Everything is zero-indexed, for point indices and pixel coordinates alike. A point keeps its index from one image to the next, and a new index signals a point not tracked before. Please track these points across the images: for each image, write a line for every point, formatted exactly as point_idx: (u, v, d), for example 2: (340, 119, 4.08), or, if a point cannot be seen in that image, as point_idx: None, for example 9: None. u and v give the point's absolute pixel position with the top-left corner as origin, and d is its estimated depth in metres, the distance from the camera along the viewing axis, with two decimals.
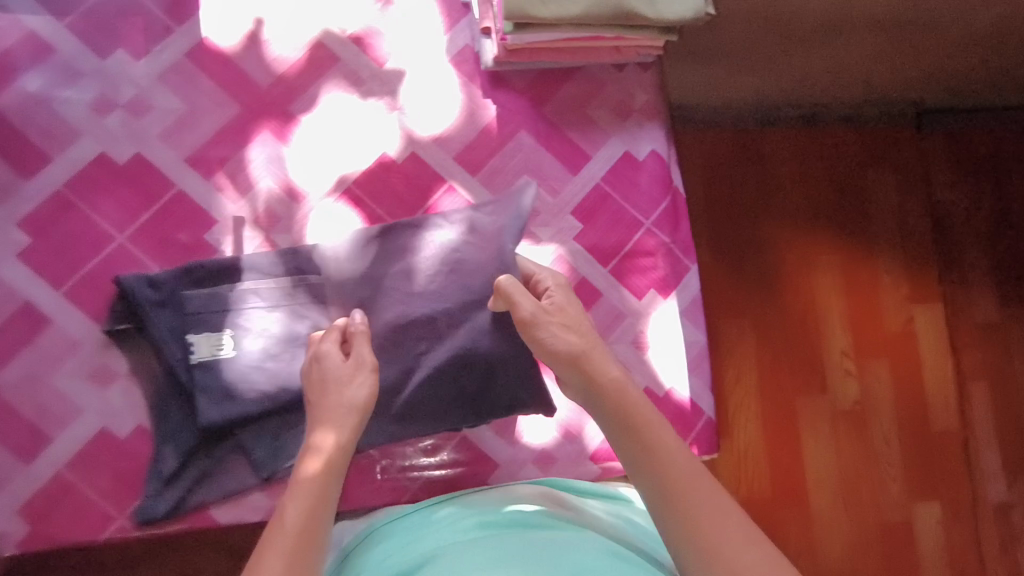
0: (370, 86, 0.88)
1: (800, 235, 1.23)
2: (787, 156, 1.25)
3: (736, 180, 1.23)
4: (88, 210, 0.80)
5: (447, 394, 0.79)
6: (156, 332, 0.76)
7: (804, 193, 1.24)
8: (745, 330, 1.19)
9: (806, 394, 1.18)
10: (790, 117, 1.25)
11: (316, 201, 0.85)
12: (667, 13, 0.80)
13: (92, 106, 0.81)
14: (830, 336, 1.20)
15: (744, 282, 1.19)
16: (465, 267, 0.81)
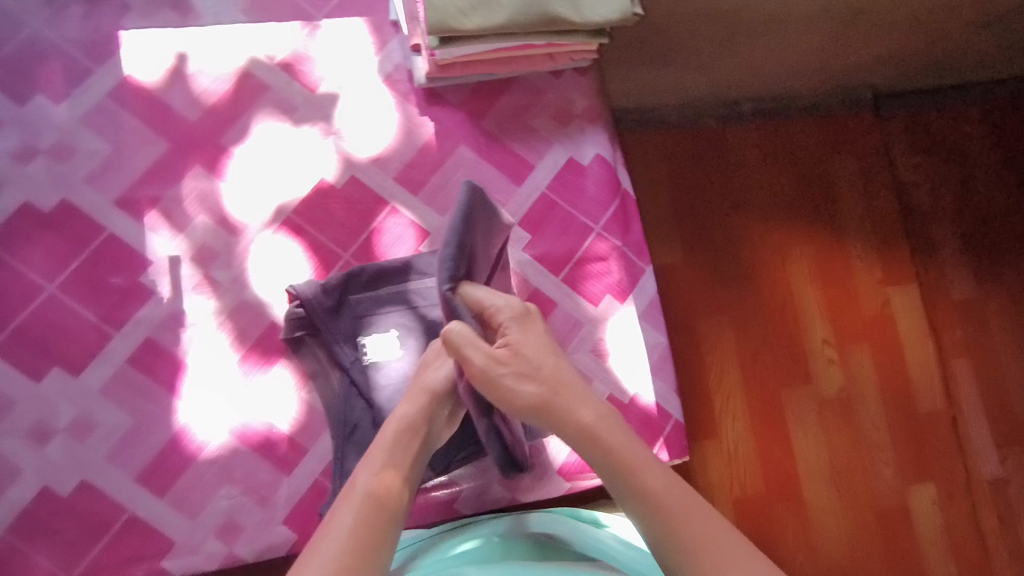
0: (302, 112, 0.86)
1: (769, 225, 1.22)
2: (751, 148, 1.24)
3: (700, 176, 1.22)
4: (15, 262, 0.77)
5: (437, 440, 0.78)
6: (333, 338, 0.78)
7: (770, 183, 1.24)
8: (722, 326, 1.17)
9: (789, 386, 1.16)
10: (749, 111, 1.24)
11: (255, 233, 0.82)
12: (591, 15, 0.80)
13: (14, 155, 0.79)
14: (809, 325, 1.19)
15: (717, 278, 1.18)
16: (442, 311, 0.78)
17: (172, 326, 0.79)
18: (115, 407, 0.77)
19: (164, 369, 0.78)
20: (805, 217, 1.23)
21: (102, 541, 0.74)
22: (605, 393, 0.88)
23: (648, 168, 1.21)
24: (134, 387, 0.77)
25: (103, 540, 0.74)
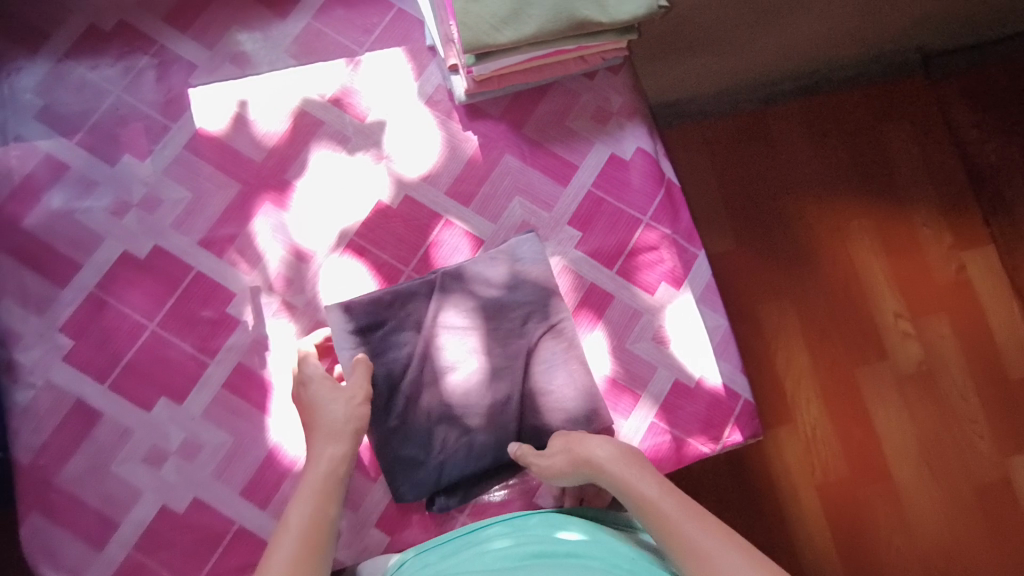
0: (356, 141, 0.92)
1: (827, 205, 1.23)
2: (795, 130, 1.25)
3: (747, 165, 1.23)
4: (119, 306, 0.86)
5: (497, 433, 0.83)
6: (394, 341, 0.83)
7: (823, 164, 1.24)
8: (788, 311, 1.18)
9: (865, 363, 1.17)
10: (788, 91, 1.25)
11: (323, 258, 0.89)
12: (619, 14, 0.82)
13: (110, 210, 0.88)
14: (880, 301, 1.19)
15: (777, 264, 1.20)
16: (503, 313, 0.85)
17: (259, 350, 0.86)
18: (217, 428, 0.84)
19: (256, 391, 0.85)
20: (861, 192, 1.23)
21: (218, 550, 0.81)
22: (670, 378, 0.89)
23: (692, 163, 1.23)
24: (232, 409, 0.85)
25: (218, 550, 0.81)
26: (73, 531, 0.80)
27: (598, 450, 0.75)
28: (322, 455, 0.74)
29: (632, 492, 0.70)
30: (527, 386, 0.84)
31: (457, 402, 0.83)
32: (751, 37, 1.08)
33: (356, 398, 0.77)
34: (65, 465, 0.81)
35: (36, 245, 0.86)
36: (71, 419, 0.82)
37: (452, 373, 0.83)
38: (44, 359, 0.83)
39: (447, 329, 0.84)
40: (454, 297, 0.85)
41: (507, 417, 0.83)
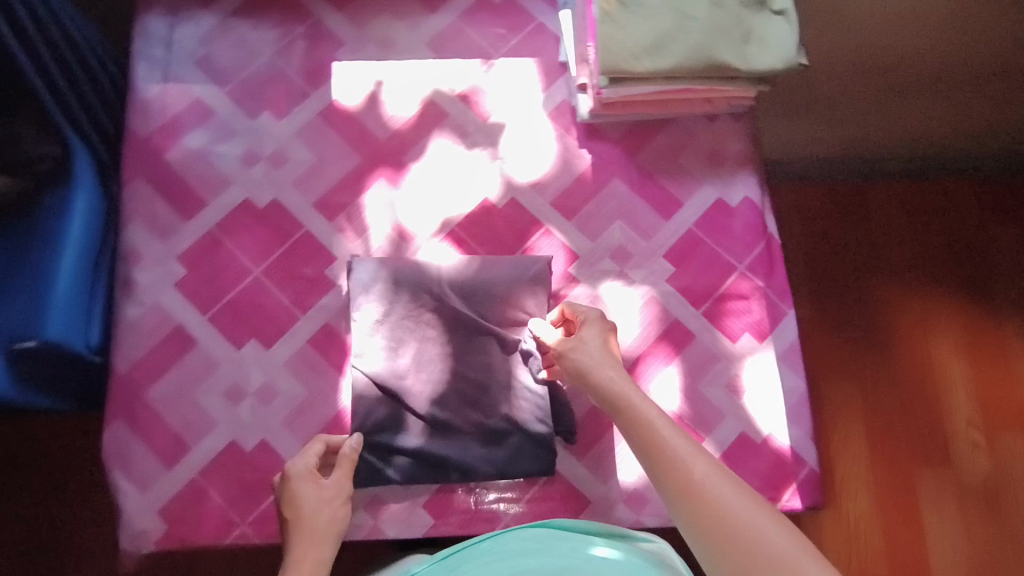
0: (475, 138, 0.96)
1: (915, 297, 1.30)
2: (895, 211, 1.34)
3: (841, 237, 1.33)
4: (232, 248, 0.92)
5: (535, 402, 0.85)
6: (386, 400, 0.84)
7: (917, 254, 1.32)
8: (858, 395, 1.25)
9: (929, 464, 1.21)
10: (895, 170, 1.34)
11: (424, 241, 0.92)
12: (757, 64, 0.83)
13: (241, 159, 0.95)
14: (953, 407, 1.24)
15: (857, 346, 1.27)
16: (470, 323, 0.86)
17: (348, 316, 0.90)
18: (296, 380, 0.88)
19: (336, 353, 0.89)
20: (954, 293, 1.30)
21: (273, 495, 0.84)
22: (737, 430, 0.88)
23: (789, 222, 1.33)
24: (312, 366, 0.89)
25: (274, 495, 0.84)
26: (150, 446, 0.85)
27: (603, 367, 0.78)
28: (306, 558, 0.74)
29: (631, 414, 0.75)
30: (524, 362, 0.86)
31: (476, 409, 0.85)
32: (871, 108, 1.19)
33: (339, 497, 0.78)
34: (156, 383, 0.87)
35: (172, 178, 0.93)
36: (169, 342, 0.88)
37: (466, 387, 0.85)
38: (157, 283, 0.90)
39: (436, 355, 0.86)
40: (416, 320, 0.86)
41: (533, 386, 0.86)
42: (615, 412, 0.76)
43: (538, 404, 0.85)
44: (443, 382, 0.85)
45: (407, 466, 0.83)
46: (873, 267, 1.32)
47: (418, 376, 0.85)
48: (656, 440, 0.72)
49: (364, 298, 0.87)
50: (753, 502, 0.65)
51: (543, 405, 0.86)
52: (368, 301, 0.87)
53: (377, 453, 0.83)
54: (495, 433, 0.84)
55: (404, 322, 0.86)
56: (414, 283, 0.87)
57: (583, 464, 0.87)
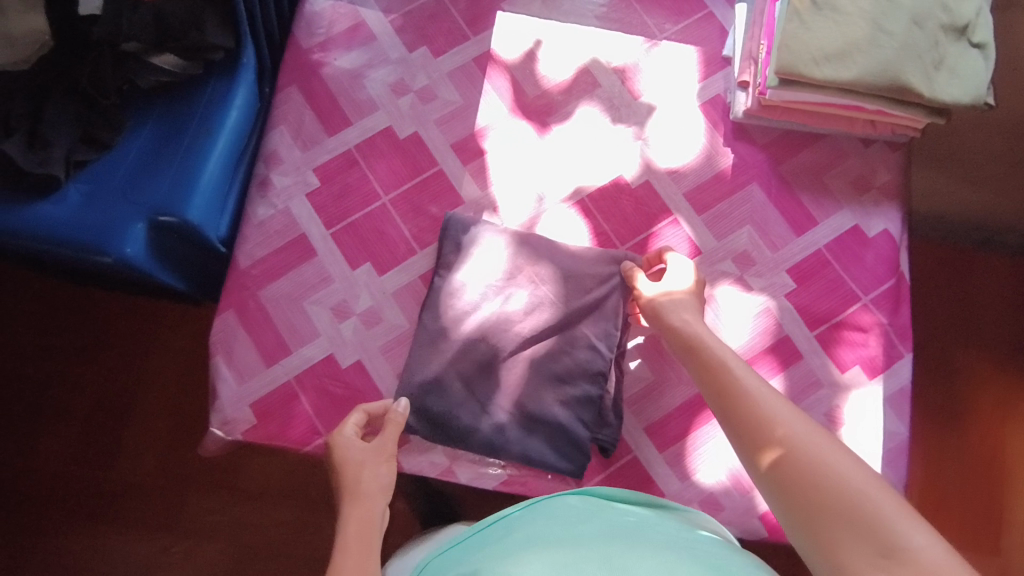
0: (621, 114, 0.95)
1: (1001, 376, 1.25)
2: (1003, 287, 1.28)
3: (935, 297, 1.27)
4: (366, 170, 0.93)
5: (585, 400, 0.84)
6: (445, 353, 0.84)
7: (1012, 330, 1.27)
8: (917, 462, 1.21)
9: (975, 552, 1.17)
10: (1011, 244, 1.28)
11: (552, 204, 0.92)
12: (942, 94, 0.80)
13: (391, 87, 0.96)
14: (1015, 500, 1.20)
15: (930, 412, 1.23)
16: (549, 308, 0.86)
17: None
18: (401, 311, 0.89)
19: None
20: None
21: None
22: None
23: None
24: (419, 300, 0.90)
25: None
26: (254, 341, 0.88)
27: (682, 313, 0.76)
28: (358, 512, 0.66)
29: (695, 344, 0.71)
30: (592, 357, 0.84)
31: (527, 390, 0.84)
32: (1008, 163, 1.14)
33: (383, 459, 0.74)
34: (272, 283, 0.89)
35: (324, 92, 0.95)
36: (291, 247, 0.90)
37: (523, 365, 0.85)
38: (291, 189, 0.92)
39: (504, 326, 0.85)
40: (499, 289, 0.87)
41: (589, 385, 0.84)
42: (682, 345, 0.72)
43: (588, 406, 0.84)
44: (503, 354, 0.85)
45: (449, 433, 0.83)
46: (964, 334, 1.27)
47: (482, 340, 0.85)
48: (723, 371, 0.65)
49: (460, 261, 0.87)
50: (825, 435, 0.56)
51: (592, 407, 0.84)
52: (466, 263, 0.87)
53: (427, 415, 0.83)
54: (538, 420, 0.84)
55: (487, 289, 0.87)
56: (506, 254, 0.88)
57: (664, 456, 0.85)
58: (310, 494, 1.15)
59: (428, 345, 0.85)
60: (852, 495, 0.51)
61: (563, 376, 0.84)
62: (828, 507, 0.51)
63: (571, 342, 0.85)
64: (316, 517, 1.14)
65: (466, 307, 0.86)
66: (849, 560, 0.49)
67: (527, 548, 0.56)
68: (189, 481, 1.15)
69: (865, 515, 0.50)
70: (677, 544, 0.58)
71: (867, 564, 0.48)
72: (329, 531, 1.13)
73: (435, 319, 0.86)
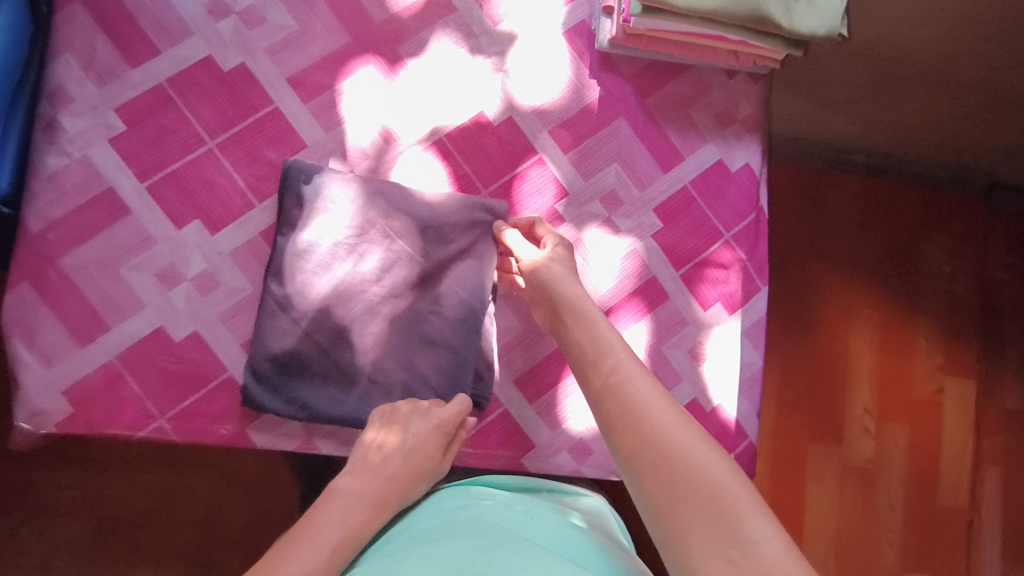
0: (480, 43, 0.87)
1: (847, 285, 1.35)
2: (852, 206, 1.36)
3: (790, 214, 1.34)
4: (184, 110, 0.79)
5: (459, 362, 0.79)
6: (299, 321, 0.76)
7: (859, 245, 1.36)
8: (772, 369, 1.31)
9: (822, 444, 1.30)
10: (858, 164, 1.36)
11: (407, 146, 0.83)
12: (801, 25, 0.79)
13: (207, 7, 0.81)
14: (854, 396, 1.32)
15: (787, 325, 1.32)
16: (409, 263, 0.79)
17: None
18: (241, 273, 0.79)
19: None
20: (883, 287, 1.36)
21: (201, 392, 0.77)
22: (689, 395, 0.87)
23: (782, 196, 1.34)
24: (262, 260, 0.80)
25: (201, 392, 0.77)
26: (61, 318, 0.74)
27: (572, 287, 0.75)
28: (376, 492, 0.65)
29: (584, 328, 0.72)
30: (459, 313, 0.80)
31: (395, 357, 0.78)
32: (858, 87, 1.19)
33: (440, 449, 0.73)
34: (75, 248, 0.75)
35: (120, 12, 0.79)
36: (96, 205, 0.76)
37: (388, 331, 0.78)
38: (88, 133, 0.76)
39: (365, 287, 0.78)
40: (353, 246, 0.78)
41: (461, 346, 0.80)
42: (571, 325, 0.73)
43: (463, 364, 0.80)
44: (364, 318, 0.78)
45: (318, 413, 0.76)
46: (817, 249, 1.35)
47: (340, 304, 0.77)
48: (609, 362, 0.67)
49: (306, 216, 0.78)
50: (689, 428, 0.59)
51: (465, 367, 0.80)
52: (312, 219, 0.78)
53: (288, 397, 0.76)
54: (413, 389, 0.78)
55: (340, 246, 0.78)
56: (357, 204, 0.79)
57: (535, 407, 0.84)
58: (179, 455, 1.05)
59: (277, 312, 0.76)
60: (704, 487, 0.54)
61: (433, 339, 0.79)
62: (681, 497, 0.54)
63: (436, 299, 0.80)
64: (185, 481, 1.05)
65: (316, 272, 0.77)
66: (697, 552, 0.51)
67: (392, 555, 0.60)
68: (24, 462, 1.02)
69: (713, 505, 0.52)
70: (544, 536, 0.61)
71: (713, 552, 0.51)
72: (203, 494, 1.05)
73: (283, 282, 0.77)
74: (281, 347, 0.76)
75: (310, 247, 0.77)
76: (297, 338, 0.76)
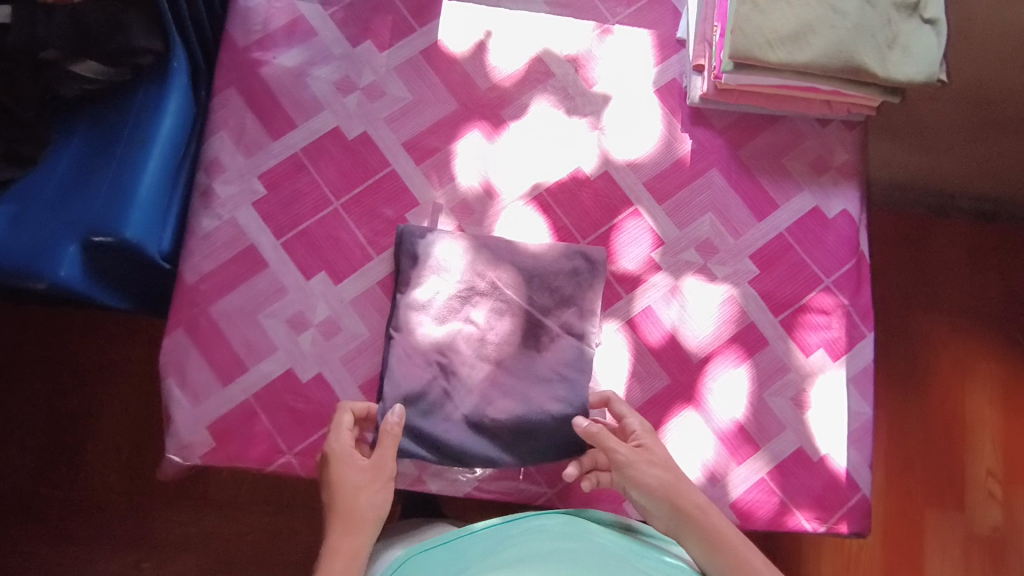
0: (577, 104, 0.93)
1: (961, 336, 1.28)
2: (962, 251, 1.30)
3: (893, 261, 1.29)
4: (315, 175, 0.89)
5: (567, 401, 0.81)
6: (420, 364, 0.82)
7: (973, 293, 1.29)
8: (880, 423, 1.24)
9: (941, 507, 1.21)
10: (966, 208, 1.30)
11: (510, 202, 0.89)
12: (897, 73, 0.80)
13: (336, 85, 0.92)
14: (976, 455, 1.23)
15: (894, 377, 1.26)
16: (518, 310, 0.85)
17: None
18: (360, 319, 0.86)
19: None
20: (1003, 338, 1.28)
21: (323, 430, 0.83)
22: (795, 445, 0.85)
23: (882, 244, 1.30)
24: (378, 307, 0.87)
25: (323, 430, 0.83)
26: (207, 360, 0.84)
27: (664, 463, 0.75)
28: (345, 545, 0.70)
29: (685, 508, 0.72)
30: (567, 354, 0.83)
31: (508, 395, 0.81)
32: (961, 130, 1.16)
33: (382, 481, 0.74)
34: (222, 298, 0.85)
35: (265, 94, 0.91)
36: (240, 260, 0.86)
37: (500, 371, 0.82)
38: (236, 198, 0.88)
39: (479, 333, 0.83)
40: (466, 295, 0.85)
41: (567, 384, 0.82)
42: (670, 509, 0.72)
43: (573, 390, 0.82)
44: (479, 361, 0.83)
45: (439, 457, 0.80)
46: (926, 297, 1.29)
47: (455, 351, 0.83)
48: (726, 546, 0.69)
49: (419, 275, 0.85)
50: None
51: (575, 403, 0.82)
52: (424, 279, 0.84)
53: (410, 440, 0.79)
54: (529, 426, 0.81)
55: (455, 297, 0.84)
56: (468, 258, 0.85)
57: None
58: (284, 499, 1.12)
59: (400, 353, 0.82)
60: None
61: (535, 370, 0.82)
62: None
63: (544, 342, 0.84)
64: (289, 523, 1.11)
65: (433, 324, 0.83)
66: None
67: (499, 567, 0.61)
68: (153, 496, 1.11)
69: None
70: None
71: None
72: (302, 535, 1.10)
73: (404, 329, 0.83)
74: (405, 386, 0.80)
75: (429, 299, 0.84)
76: (418, 379, 0.81)
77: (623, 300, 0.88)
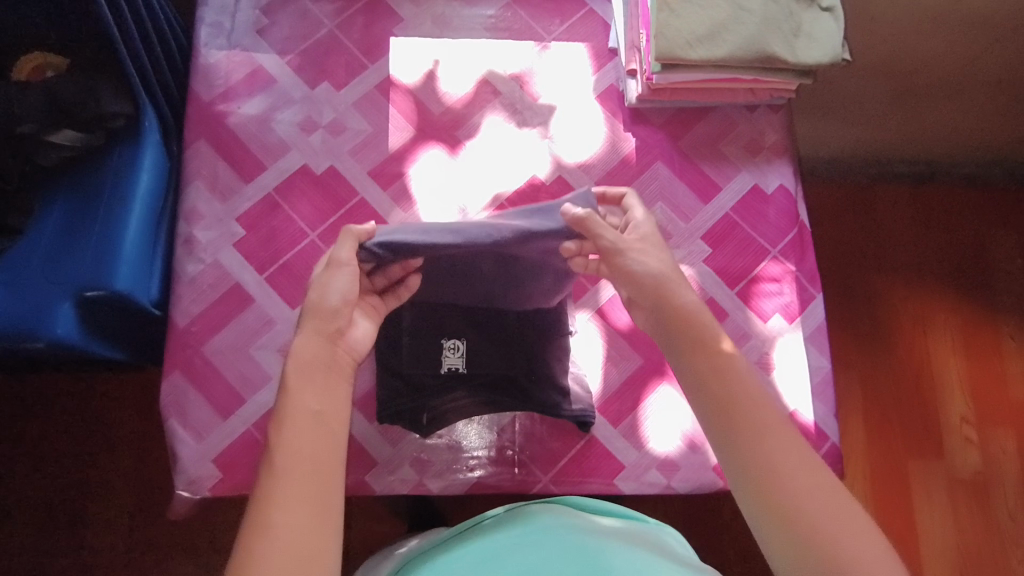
0: (526, 117, 1.00)
1: (913, 291, 1.37)
2: (901, 213, 1.40)
3: (841, 232, 1.38)
4: (290, 211, 0.95)
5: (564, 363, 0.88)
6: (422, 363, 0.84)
7: (921, 251, 1.39)
8: (853, 384, 1.32)
9: (922, 458, 1.28)
10: (903, 173, 1.41)
11: (474, 214, 0.96)
12: (805, 57, 0.89)
13: (300, 126, 0.98)
14: (947, 403, 1.31)
15: (860, 340, 1.34)
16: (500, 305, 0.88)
17: None
18: None
19: None
20: (951, 288, 1.37)
21: None
22: None
23: (827, 215, 1.39)
24: None
25: None
26: (207, 397, 0.88)
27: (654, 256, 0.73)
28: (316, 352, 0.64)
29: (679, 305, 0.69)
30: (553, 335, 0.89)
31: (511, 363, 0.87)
32: (880, 102, 1.27)
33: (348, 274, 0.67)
34: (214, 336, 0.90)
35: (233, 142, 0.97)
36: (227, 298, 0.91)
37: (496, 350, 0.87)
38: (217, 241, 0.93)
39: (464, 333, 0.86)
40: None
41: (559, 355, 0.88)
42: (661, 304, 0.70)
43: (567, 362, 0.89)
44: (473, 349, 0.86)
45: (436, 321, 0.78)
46: (877, 260, 1.38)
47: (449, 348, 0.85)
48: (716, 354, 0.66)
49: None
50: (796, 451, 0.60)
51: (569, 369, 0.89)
52: None
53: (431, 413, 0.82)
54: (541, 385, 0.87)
55: None
56: None
57: (619, 430, 0.90)
58: None
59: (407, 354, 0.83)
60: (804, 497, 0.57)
61: (543, 370, 0.87)
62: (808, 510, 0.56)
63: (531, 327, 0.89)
64: None
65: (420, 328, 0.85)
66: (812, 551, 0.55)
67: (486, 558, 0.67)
68: (161, 546, 1.13)
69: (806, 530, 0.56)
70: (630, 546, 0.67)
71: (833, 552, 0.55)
72: None
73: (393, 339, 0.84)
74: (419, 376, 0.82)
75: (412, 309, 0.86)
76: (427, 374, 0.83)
77: (591, 291, 0.95)
